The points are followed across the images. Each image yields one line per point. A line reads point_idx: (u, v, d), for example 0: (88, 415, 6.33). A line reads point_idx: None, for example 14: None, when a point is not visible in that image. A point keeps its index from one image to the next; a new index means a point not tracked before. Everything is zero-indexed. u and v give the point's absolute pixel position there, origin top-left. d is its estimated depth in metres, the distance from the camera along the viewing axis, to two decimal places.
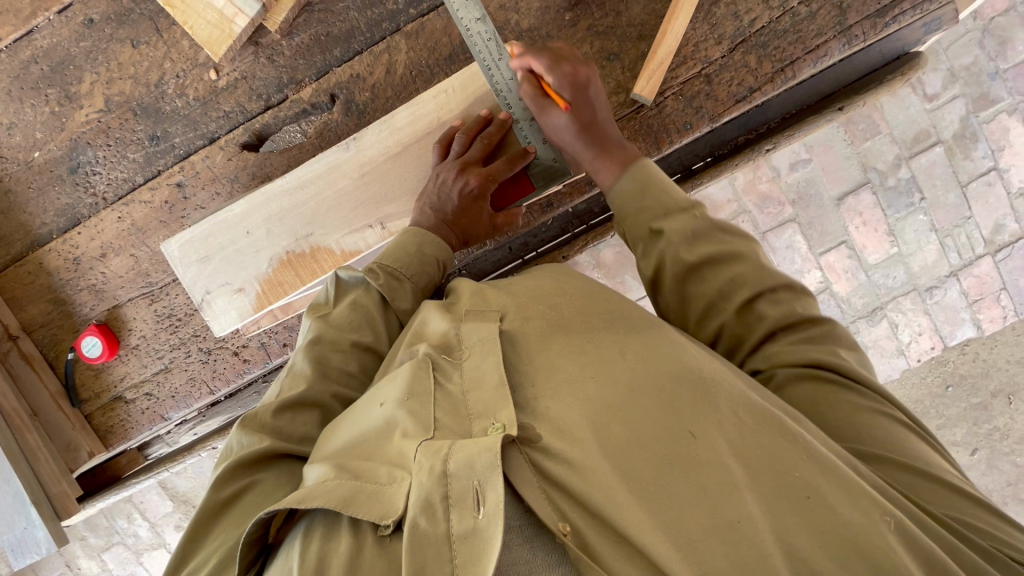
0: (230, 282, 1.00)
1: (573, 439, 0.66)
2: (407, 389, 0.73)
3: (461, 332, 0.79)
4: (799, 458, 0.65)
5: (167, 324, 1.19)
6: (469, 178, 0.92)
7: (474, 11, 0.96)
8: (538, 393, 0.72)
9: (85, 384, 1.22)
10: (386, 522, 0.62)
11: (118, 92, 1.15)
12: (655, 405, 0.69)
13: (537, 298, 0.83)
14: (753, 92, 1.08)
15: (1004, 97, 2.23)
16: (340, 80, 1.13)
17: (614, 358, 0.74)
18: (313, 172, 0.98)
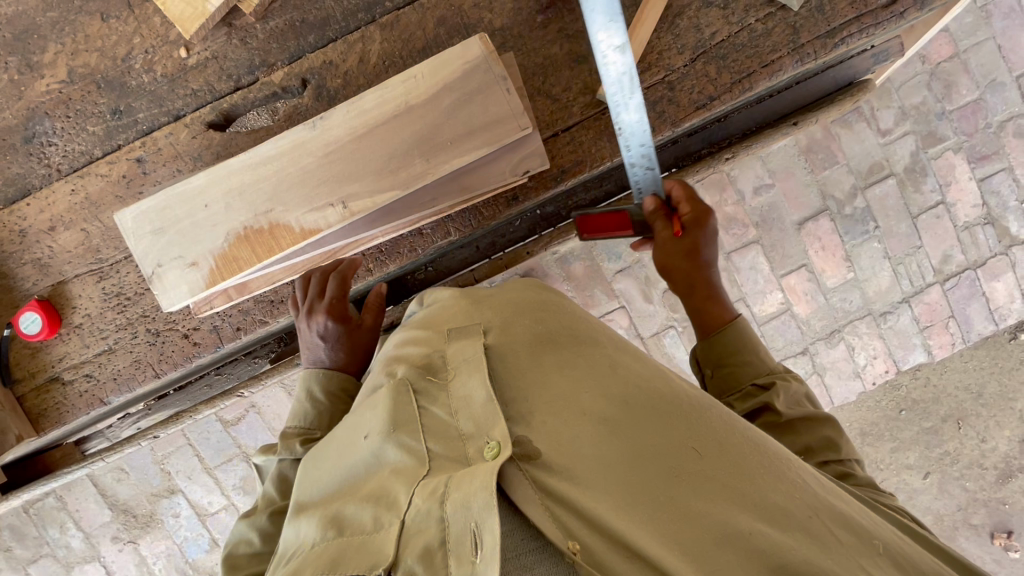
0: (184, 255, 0.98)
1: (574, 451, 0.68)
2: (390, 420, 0.73)
3: (447, 353, 0.80)
4: (777, 469, 0.73)
5: (115, 303, 1.15)
6: (318, 322, 1.06)
7: (615, 38, 0.84)
8: (535, 407, 0.73)
9: (20, 363, 1.15)
10: (377, 571, 0.60)
11: (83, 64, 1.13)
12: (648, 421, 0.73)
13: (523, 314, 0.85)
14: (713, 100, 1.13)
15: (950, 136, 2.39)
16: (312, 66, 1.14)
17: (606, 374, 0.78)
18: (277, 149, 0.98)
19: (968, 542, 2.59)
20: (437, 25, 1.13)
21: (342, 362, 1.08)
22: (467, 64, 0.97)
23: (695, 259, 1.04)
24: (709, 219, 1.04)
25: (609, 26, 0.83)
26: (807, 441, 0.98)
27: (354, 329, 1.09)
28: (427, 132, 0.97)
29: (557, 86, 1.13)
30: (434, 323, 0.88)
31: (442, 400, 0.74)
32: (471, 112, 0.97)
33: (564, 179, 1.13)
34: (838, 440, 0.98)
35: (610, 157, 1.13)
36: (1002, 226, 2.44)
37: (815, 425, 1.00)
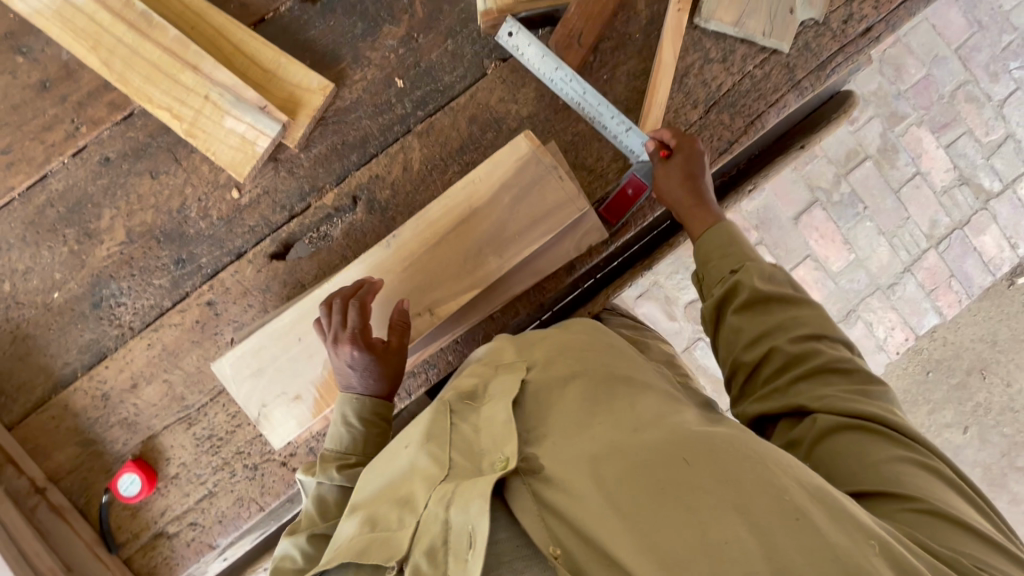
0: (286, 391, 1.01)
1: (571, 472, 0.72)
2: (427, 432, 0.82)
3: (490, 386, 0.91)
4: (775, 476, 0.68)
5: (208, 446, 1.16)
6: (346, 352, 0.95)
7: (551, 63, 1.13)
8: (548, 434, 0.80)
9: (122, 526, 1.15)
10: (390, 563, 0.69)
11: (140, 223, 1.17)
12: (648, 440, 0.74)
13: (561, 357, 0.94)
14: (732, 144, 1.22)
15: (911, 113, 2.57)
16: (361, 183, 1.20)
17: (624, 412, 0.81)
18: (359, 271, 1.03)
19: (1019, 485, 2.67)
20: (469, 124, 1.21)
21: (375, 391, 0.98)
22: (521, 161, 1.04)
23: (688, 182, 1.11)
24: (693, 145, 1.13)
25: (546, 58, 1.13)
26: (781, 320, 0.97)
27: (382, 354, 0.96)
28: (494, 231, 1.03)
29: (590, 156, 1.21)
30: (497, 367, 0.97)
31: (475, 420, 0.83)
32: (533, 206, 1.04)
33: (614, 241, 1.22)
34: (816, 322, 0.97)
35: (650, 213, 1.22)
36: (976, 184, 2.61)
37: (784, 307, 1.00)
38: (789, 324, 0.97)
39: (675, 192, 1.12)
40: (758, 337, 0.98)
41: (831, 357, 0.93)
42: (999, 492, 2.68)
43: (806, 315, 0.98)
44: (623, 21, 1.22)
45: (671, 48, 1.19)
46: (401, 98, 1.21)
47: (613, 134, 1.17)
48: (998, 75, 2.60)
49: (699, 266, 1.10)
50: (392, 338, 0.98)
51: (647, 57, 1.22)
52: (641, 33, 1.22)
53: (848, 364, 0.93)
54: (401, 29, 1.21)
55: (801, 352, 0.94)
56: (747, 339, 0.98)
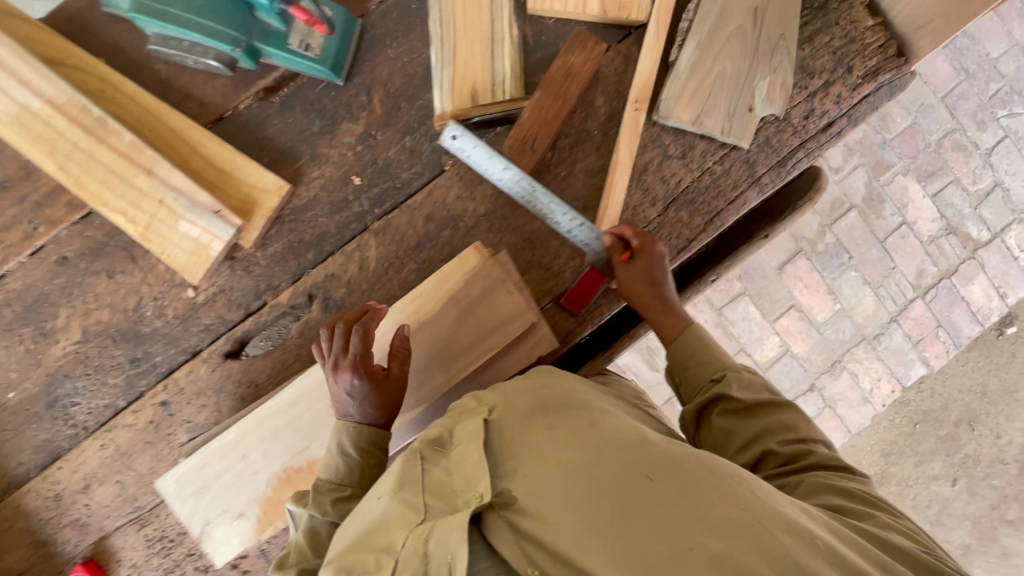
0: (229, 508, 1.01)
1: (544, 495, 0.70)
2: (398, 477, 0.80)
3: (454, 432, 0.86)
4: (730, 485, 0.69)
5: (159, 546, 1.16)
6: (347, 377, 0.95)
7: (501, 165, 1.12)
8: (517, 465, 0.77)
9: None
10: None
11: (96, 322, 1.17)
12: (613, 458, 0.73)
13: (521, 389, 0.91)
14: (690, 242, 1.21)
15: (897, 162, 2.54)
16: (316, 281, 1.19)
17: (586, 430, 0.79)
18: (304, 388, 1.02)
19: (1009, 539, 2.63)
20: (426, 221, 1.20)
21: (372, 419, 0.96)
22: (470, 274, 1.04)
23: (647, 282, 1.10)
24: (653, 244, 1.11)
25: (493, 161, 1.12)
26: (765, 424, 0.95)
27: (381, 380, 0.97)
28: (444, 342, 1.04)
29: (547, 255, 1.20)
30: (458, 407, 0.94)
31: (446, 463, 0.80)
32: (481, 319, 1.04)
33: (570, 340, 1.20)
34: (797, 422, 0.95)
35: (608, 310, 1.20)
36: (964, 232, 2.57)
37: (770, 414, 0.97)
38: (771, 426, 0.95)
39: (636, 292, 1.11)
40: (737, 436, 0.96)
41: (813, 452, 0.91)
42: (988, 545, 2.63)
43: (787, 417, 0.96)
44: (582, 118, 1.21)
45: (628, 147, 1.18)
46: (358, 195, 1.20)
47: (563, 230, 1.17)
48: (986, 123, 2.55)
49: (677, 371, 1.08)
50: (392, 365, 0.98)
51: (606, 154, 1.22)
52: (600, 130, 1.21)
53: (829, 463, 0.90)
54: (359, 126, 1.20)
55: (785, 445, 0.92)
56: (736, 443, 0.95)
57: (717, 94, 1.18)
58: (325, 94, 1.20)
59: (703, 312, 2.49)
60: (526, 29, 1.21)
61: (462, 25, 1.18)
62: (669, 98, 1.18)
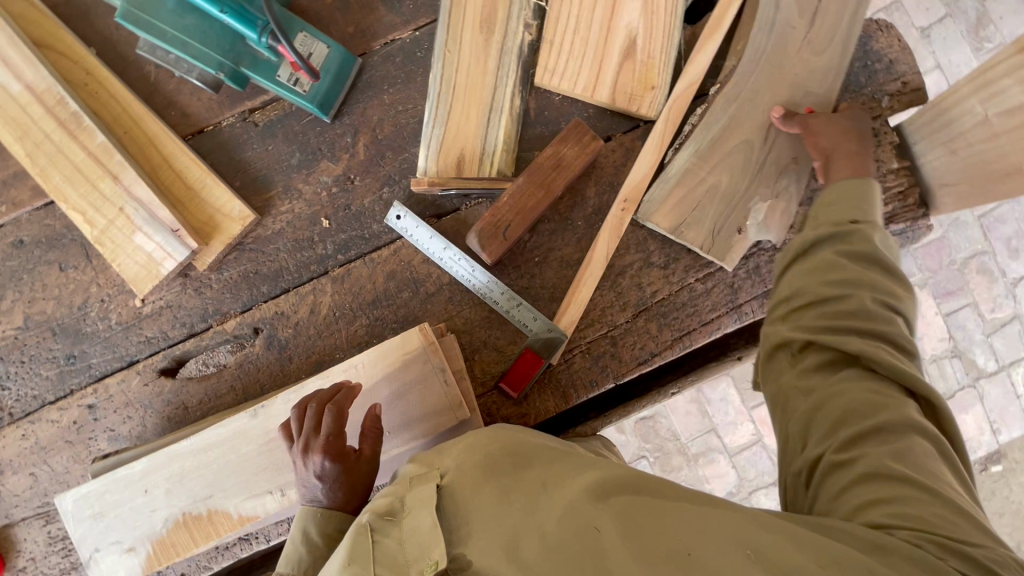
0: (122, 540, 0.98)
1: (503, 556, 0.61)
2: (347, 554, 0.66)
3: (406, 496, 0.72)
4: (680, 519, 0.62)
5: (59, 546, 1.15)
6: (316, 459, 0.86)
7: (440, 243, 1.13)
8: (470, 526, 0.65)
9: None
10: None
11: (39, 311, 1.16)
12: (562, 505, 0.64)
13: (477, 439, 0.78)
14: (654, 355, 1.15)
15: (915, 273, 2.41)
16: (265, 315, 1.16)
17: (539, 486, 0.68)
18: (220, 435, 0.99)
19: None
20: (387, 278, 1.16)
21: (341, 504, 0.86)
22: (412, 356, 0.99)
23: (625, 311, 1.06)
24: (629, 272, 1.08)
25: (432, 240, 1.13)
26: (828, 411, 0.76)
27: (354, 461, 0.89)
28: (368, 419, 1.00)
29: (502, 338, 1.15)
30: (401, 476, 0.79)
31: (396, 535, 0.67)
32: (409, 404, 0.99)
33: None
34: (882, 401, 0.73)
35: (554, 410, 1.15)
36: (969, 358, 2.40)
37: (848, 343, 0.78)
38: (868, 280, 0.83)
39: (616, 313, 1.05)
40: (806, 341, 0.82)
41: (900, 366, 0.75)
42: None
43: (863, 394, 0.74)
44: (568, 205, 1.16)
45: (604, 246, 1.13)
46: (324, 237, 1.17)
47: (503, 310, 1.13)
48: (1019, 252, 2.39)
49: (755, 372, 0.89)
50: (364, 447, 0.91)
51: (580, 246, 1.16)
52: (584, 221, 1.16)
53: (890, 294, 0.82)
54: (339, 168, 1.17)
55: (870, 404, 0.73)
56: (824, 422, 0.74)
57: (706, 209, 1.12)
58: (311, 129, 1.17)
59: None
60: (529, 101, 1.16)
61: (462, 87, 1.13)
62: (659, 206, 1.13)
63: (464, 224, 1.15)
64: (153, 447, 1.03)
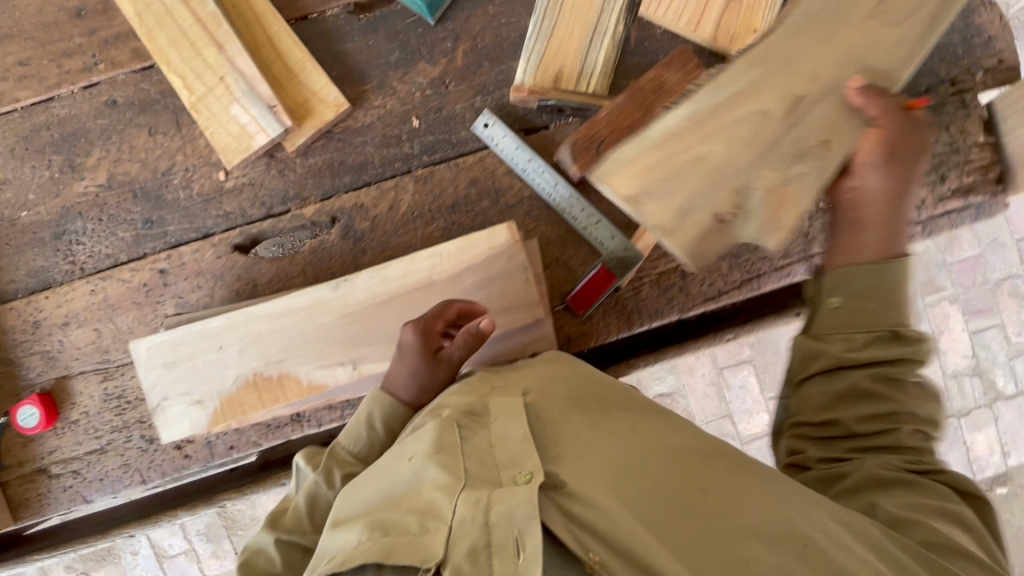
0: (190, 392, 1.00)
1: (604, 488, 0.75)
2: (435, 442, 0.79)
3: (489, 402, 0.85)
4: (768, 496, 0.77)
5: (114, 404, 1.17)
6: (404, 365, 0.95)
7: (526, 155, 1.15)
8: (560, 450, 0.81)
9: (11, 451, 1.17)
10: (427, 565, 0.68)
11: (123, 172, 1.17)
12: (666, 468, 0.79)
13: (554, 377, 0.93)
14: (721, 294, 1.17)
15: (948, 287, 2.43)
16: (344, 206, 1.18)
17: (630, 433, 0.84)
18: (299, 303, 1.01)
19: None
20: (469, 185, 1.18)
21: (412, 401, 0.96)
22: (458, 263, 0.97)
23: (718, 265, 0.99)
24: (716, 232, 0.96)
25: (518, 150, 1.15)
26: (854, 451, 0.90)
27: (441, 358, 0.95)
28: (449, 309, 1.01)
29: (575, 258, 1.17)
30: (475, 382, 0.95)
31: (483, 436, 0.80)
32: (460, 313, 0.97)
33: (569, 349, 1.18)
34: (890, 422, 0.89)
35: (616, 333, 1.17)
36: (990, 378, 2.41)
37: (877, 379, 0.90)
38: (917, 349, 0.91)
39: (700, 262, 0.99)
40: (826, 423, 0.92)
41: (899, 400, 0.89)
42: None
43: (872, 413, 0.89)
44: None
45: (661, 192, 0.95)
46: (412, 137, 1.18)
47: (580, 227, 1.15)
48: None
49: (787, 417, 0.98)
50: (448, 348, 0.95)
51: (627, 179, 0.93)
52: None
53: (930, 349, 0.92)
54: (436, 71, 1.18)
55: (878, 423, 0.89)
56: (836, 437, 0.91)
57: (685, 185, 0.92)
58: (413, 29, 1.18)
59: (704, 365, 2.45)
60: (631, 30, 1.17)
61: (569, 5, 1.14)
62: None
63: (552, 142, 1.17)
64: (227, 309, 1.04)
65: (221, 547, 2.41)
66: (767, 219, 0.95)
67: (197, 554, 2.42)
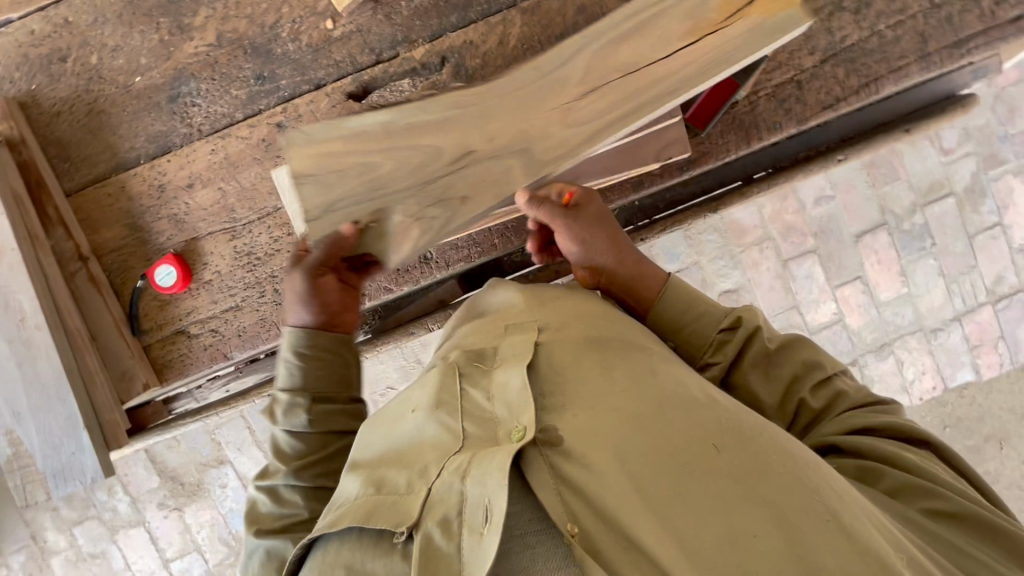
0: None
1: (595, 443, 0.66)
2: (435, 396, 0.75)
3: (499, 346, 0.80)
4: (795, 469, 0.67)
5: (244, 262, 1.19)
6: (566, 242, 1.02)
7: None
8: (568, 400, 0.72)
9: (149, 315, 1.19)
10: (400, 529, 0.64)
11: (232, 29, 1.17)
12: (677, 421, 0.69)
13: (578, 316, 0.85)
14: (838, 102, 1.16)
15: (1011, 159, 2.09)
16: (453, 45, 1.17)
17: (644, 380, 0.74)
18: None
19: None
20: (577, 13, 1.17)
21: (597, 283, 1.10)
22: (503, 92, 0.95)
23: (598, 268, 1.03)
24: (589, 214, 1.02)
25: None
26: (794, 370, 0.91)
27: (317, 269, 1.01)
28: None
29: None
30: (503, 313, 0.90)
31: (485, 383, 0.75)
32: (481, 162, 0.96)
33: (690, 169, 1.18)
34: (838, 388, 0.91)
35: (735, 151, 1.17)
36: None
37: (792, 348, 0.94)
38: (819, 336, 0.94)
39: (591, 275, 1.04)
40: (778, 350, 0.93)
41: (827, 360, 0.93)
42: None
43: (810, 356, 0.92)
44: None
45: (668, 79, 0.96)
46: None
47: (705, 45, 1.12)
48: None
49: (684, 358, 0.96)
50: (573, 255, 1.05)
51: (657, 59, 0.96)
52: None
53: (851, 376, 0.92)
54: None
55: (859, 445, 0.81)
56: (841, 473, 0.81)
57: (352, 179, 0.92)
58: None
59: (768, 258, 2.15)
60: None
61: None
62: None
63: None
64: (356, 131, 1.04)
65: None
66: (400, 234, 1.00)
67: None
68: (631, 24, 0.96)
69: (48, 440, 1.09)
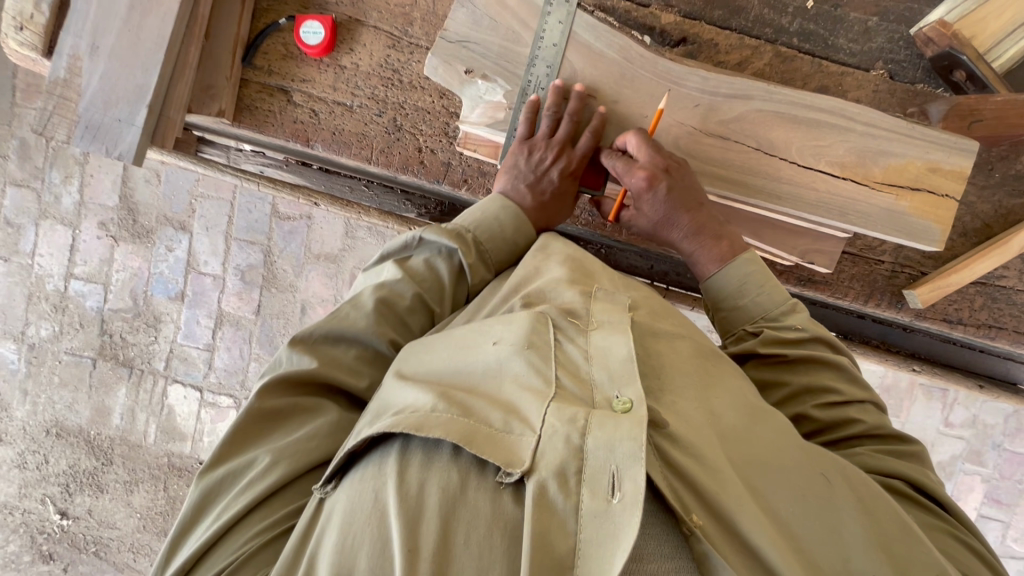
0: (465, 63, 0.96)
1: (697, 433, 0.66)
2: (528, 336, 0.69)
3: (593, 308, 0.75)
4: (897, 515, 0.69)
5: (386, 75, 1.12)
6: None
7: (902, 73, 1.14)
8: (664, 387, 0.71)
9: (268, 56, 1.11)
10: (512, 470, 0.58)
11: None
12: (783, 440, 0.70)
13: (659, 304, 0.84)
14: (958, 323, 1.19)
15: (988, 467, 1.80)
16: (700, 34, 1.14)
17: (740, 388, 0.75)
18: (644, 71, 0.96)
19: None
20: (817, 88, 1.14)
21: None
22: (705, 87, 0.96)
23: None
24: None
25: (896, 63, 1.14)
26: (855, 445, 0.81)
27: (552, 141, 0.94)
28: (736, 161, 0.97)
29: None
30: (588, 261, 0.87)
31: (581, 343, 0.71)
32: (622, 126, 0.97)
33: (802, 286, 1.18)
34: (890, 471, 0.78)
35: (851, 299, 1.18)
36: None
37: (820, 366, 0.86)
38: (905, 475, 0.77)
39: None
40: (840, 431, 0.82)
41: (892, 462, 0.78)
42: None
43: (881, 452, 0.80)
44: (999, 155, 1.13)
45: (786, 176, 0.97)
46: (795, 14, 1.14)
47: None
48: None
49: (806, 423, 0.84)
50: None
51: (803, 167, 0.97)
52: (999, 177, 1.14)
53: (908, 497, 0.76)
54: None
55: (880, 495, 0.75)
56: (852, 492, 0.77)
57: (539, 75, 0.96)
58: None
59: None
60: None
61: None
62: None
63: (913, 101, 1.12)
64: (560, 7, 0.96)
65: (254, 292, 2.05)
66: (489, 113, 0.98)
67: (226, 285, 2.06)
68: (854, 137, 0.96)
69: (105, 92, 0.99)
